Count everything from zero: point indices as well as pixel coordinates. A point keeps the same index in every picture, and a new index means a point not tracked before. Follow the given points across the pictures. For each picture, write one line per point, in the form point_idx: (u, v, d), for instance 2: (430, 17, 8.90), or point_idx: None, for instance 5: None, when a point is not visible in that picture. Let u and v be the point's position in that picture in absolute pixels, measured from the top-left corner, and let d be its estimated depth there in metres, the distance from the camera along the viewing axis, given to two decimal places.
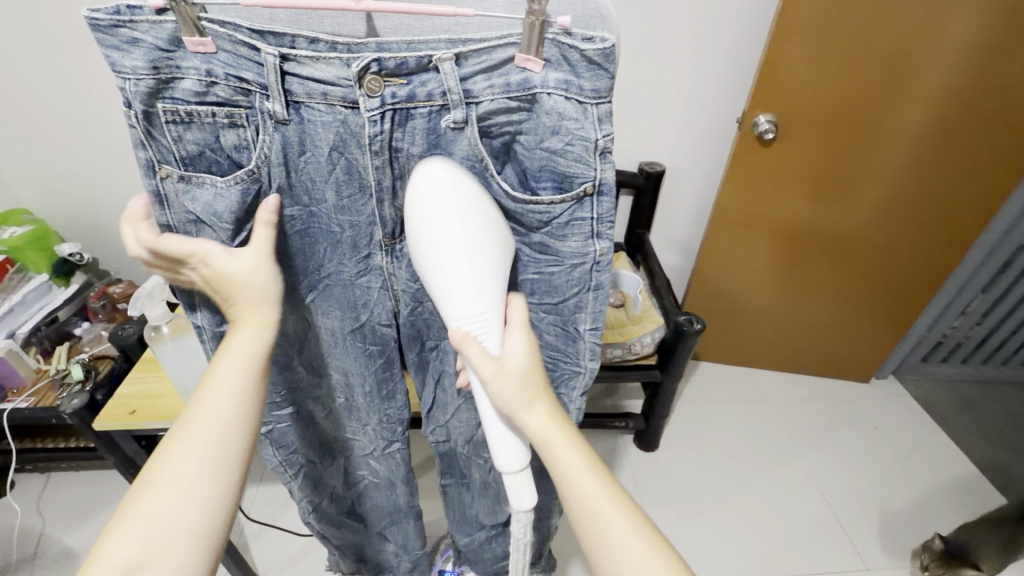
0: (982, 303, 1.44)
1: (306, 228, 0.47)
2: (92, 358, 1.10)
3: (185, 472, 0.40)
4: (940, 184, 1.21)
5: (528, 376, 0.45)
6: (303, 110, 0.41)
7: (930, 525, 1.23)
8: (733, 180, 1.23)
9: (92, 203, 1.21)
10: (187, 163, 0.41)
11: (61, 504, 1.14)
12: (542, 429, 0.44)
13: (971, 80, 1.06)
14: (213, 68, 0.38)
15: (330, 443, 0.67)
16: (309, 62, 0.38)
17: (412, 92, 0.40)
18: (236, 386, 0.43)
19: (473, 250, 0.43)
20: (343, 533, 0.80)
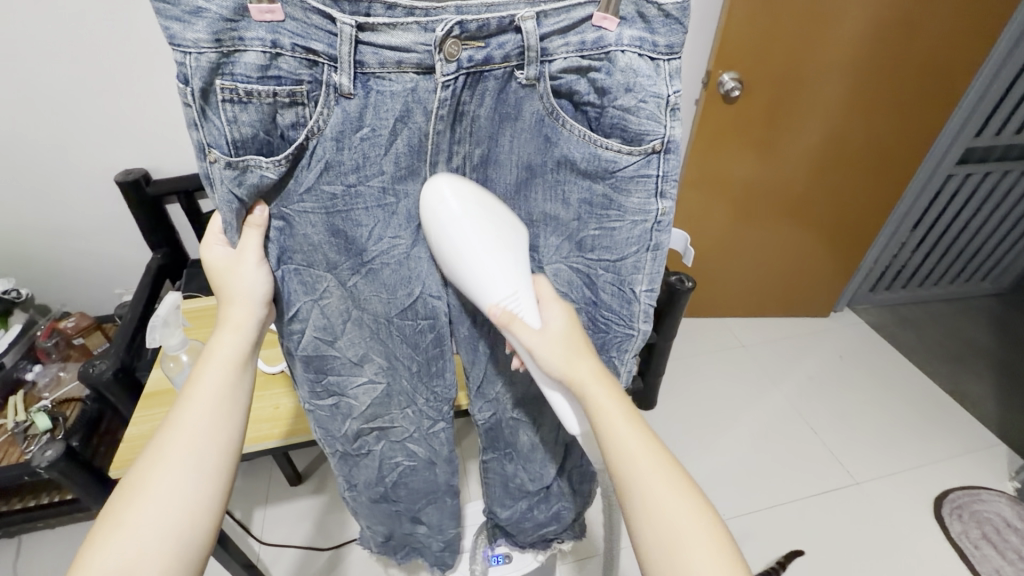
0: (919, 233, 1.62)
1: (349, 209, 0.42)
2: (55, 404, 1.00)
3: (167, 482, 0.40)
4: (883, 120, 1.30)
5: (569, 338, 0.46)
6: (372, 82, 0.36)
7: (903, 437, 1.36)
8: (702, 137, 1.27)
9: (22, 234, 1.07)
10: (237, 147, 0.35)
11: (44, 565, 1.04)
12: (585, 377, 0.45)
13: (904, 21, 1.14)
14: (279, 38, 0.33)
15: (363, 437, 0.61)
16: (385, 29, 0.35)
17: (489, 54, 0.38)
18: (215, 395, 0.43)
19: (490, 247, 0.42)
20: (376, 516, 0.73)
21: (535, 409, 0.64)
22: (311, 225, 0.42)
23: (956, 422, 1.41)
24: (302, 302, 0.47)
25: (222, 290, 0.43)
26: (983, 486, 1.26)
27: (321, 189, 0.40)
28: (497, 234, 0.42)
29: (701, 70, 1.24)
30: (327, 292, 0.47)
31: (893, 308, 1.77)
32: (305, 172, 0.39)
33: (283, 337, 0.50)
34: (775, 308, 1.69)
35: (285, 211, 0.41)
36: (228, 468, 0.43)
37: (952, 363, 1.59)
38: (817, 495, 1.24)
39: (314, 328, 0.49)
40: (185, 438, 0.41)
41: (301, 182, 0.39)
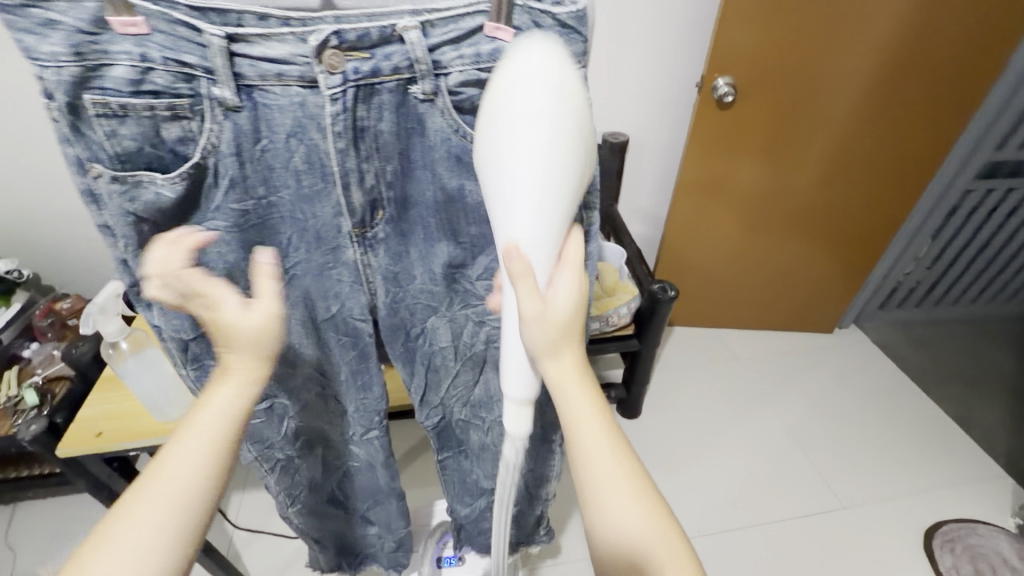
0: (933, 249, 1.55)
1: (263, 221, 0.43)
2: (46, 381, 1.04)
3: (134, 551, 0.34)
4: (892, 131, 1.24)
5: (569, 327, 0.40)
6: (257, 94, 0.37)
7: (898, 462, 1.30)
8: (696, 143, 1.24)
9: (25, 216, 1.11)
10: (123, 161, 0.36)
11: (33, 534, 1.09)
12: (563, 377, 0.41)
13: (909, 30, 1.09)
14: (148, 52, 0.34)
15: (304, 436, 0.63)
16: (259, 40, 0.35)
17: (376, 66, 0.38)
18: (204, 453, 0.37)
19: (534, 177, 0.36)
20: (324, 520, 0.75)
21: (480, 411, 0.64)
22: (226, 244, 0.42)
23: (959, 450, 1.34)
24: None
25: (224, 335, 0.38)
26: (982, 519, 1.19)
27: (231, 208, 0.41)
28: (547, 167, 0.36)
29: (698, 74, 1.21)
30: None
31: (903, 327, 1.70)
32: (214, 191, 0.40)
33: (203, 353, 0.49)
34: (777, 321, 1.64)
35: None
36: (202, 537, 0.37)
37: (962, 388, 1.52)
38: (800, 517, 1.19)
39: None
40: (163, 493, 0.36)
41: (208, 202, 0.40)
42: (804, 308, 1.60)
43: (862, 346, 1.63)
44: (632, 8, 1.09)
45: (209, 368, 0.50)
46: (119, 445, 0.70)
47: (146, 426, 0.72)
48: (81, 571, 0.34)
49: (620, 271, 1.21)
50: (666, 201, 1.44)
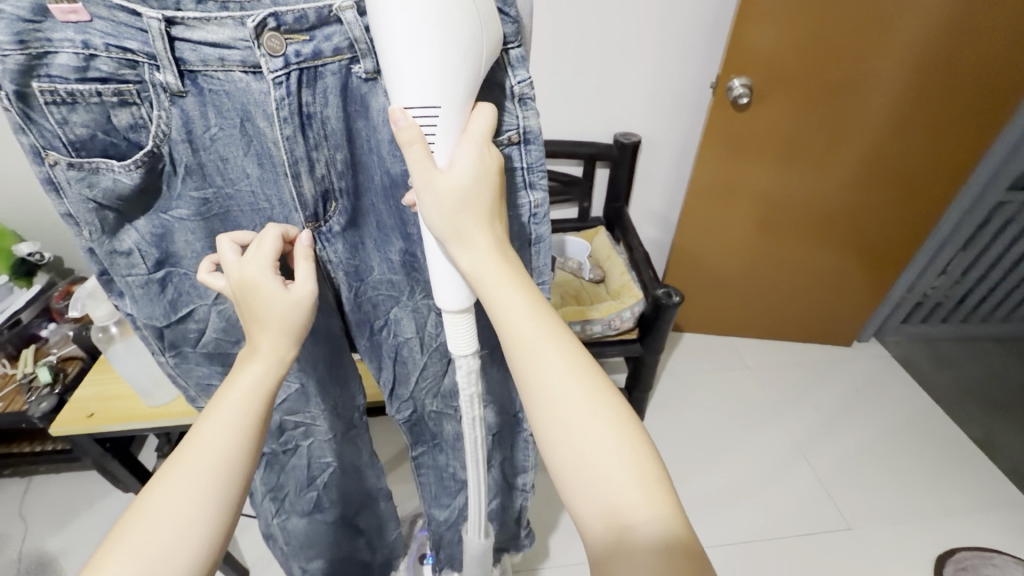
0: (961, 262, 1.48)
1: (225, 211, 0.45)
2: (59, 361, 1.03)
3: (176, 508, 0.37)
4: (916, 138, 1.18)
5: (468, 200, 0.39)
6: (200, 79, 0.38)
7: (910, 484, 1.25)
8: (709, 147, 1.21)
9: (45, 201, 1.15)
10: (77, 149, 0.37)
11: (43, 508, 1.13)
12: (475, 267, 0.40)
13: (937, 35, 1.03)
14: (90, 39, 0.34)
15: (288, 431, 0.63)
16: (199, 24, 0.36)
17: (317, 47, 0.38)
18: (237, 420, 0.41)
19: (426, 36, 0.34)
20: (315, 535, 0.75)
21: (450, 401, 0.66)
22: (191, 232, 0.44)
23: (977, 475, 1.27)
24: (198, 304, 0.49)
25: (259, 312, 0.42)
26: (998, 548, 1.13)
27: (190, 196, 0.42)
28: (439, 23, 0.34)
29: (712, 75, 1.18)
30: (222, 297, 0.49)
31: (927, 343, 1.63)
32: (174, 179, 0.41)
33: (179, 339, 0.50)
34: (786, 332, 1.59)
35: (164, 219, 0.43)
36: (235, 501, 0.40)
37: (985, 410, 1.44)
38: (802, 535, 1.15)
39: (213, 329, 0.51)
40: (199, 460, 0.39)
41: (172, 190, 0.42)
42: (819, 318, 1.54)
43: (879, 361, 1.56)
44: (643, 4, 1.07)
45: (188, 354, 0.52)
46: (107, 427, 0.72)
47: (139, 410, 0.74)
48: (126, 531, 0.36)
49: (625, 275, 1.19)
50: (677, 204, 1.41)
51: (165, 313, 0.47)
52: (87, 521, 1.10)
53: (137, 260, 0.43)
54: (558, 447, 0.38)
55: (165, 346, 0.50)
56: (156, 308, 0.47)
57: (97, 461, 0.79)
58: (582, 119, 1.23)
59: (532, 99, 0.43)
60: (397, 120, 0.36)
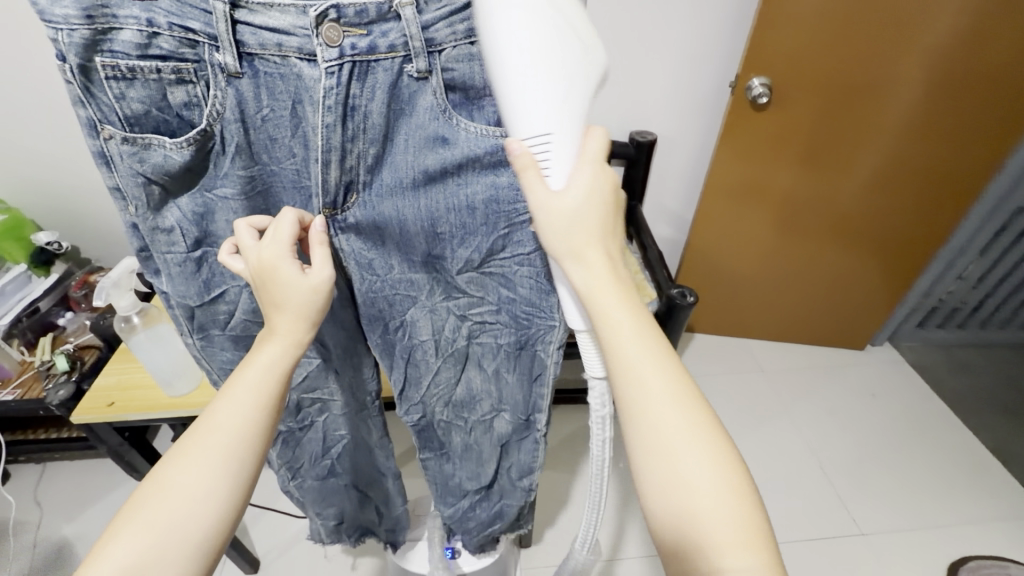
0: (980, 267, 1.46)
1: (268, 187, 0.45)
2: (76, 349, 1.04)
3: (194, 484, 0.39)
4: (935, 140, 1.16)
5: (581, 216, 0.41)
6: (257, 63, 0.38)
7: (924, 491, 1.24)
8: (726, 146, 1.20)
9: (64, 192, 1.16)
10: (132, 123, 0.37)
11: (59, 492, 1.14)
12: (591, 283, 0.42)
13: (966, 36, 1.01)
14: (155, 17, 0.35)
15: (305, 409, 0.64)
16: (261, 9, 0.37)
17: (373, 42, 0.39)
18: (250, 402, 0.42)
19: (543, 76, 0.37)
20: (328, 497, 0.76)
21: (462, 411, 0.66)
22: (232, 211, 0.44)
23: (992, 483, 1.26)
24: (230, 285, 0.48)
25: (275, 298, 0.43)
26: (1012, 558, 1.12)
27: (237, 175, 0.42)
28: (557, 60, 0.37)
29: (733, 74, 1.17)
30: None
31: (942, 349, 1.61)
32: (223, 159, 0.41)
33: (208, 322, 0.50)
34: (798, 336, 1.58)
35: (208, 197, 0.43)
36: (245, 481, 0.42)
37: (1001, 417, 1.43)
38: (813, 540, 1.15)
39: (243, 311, 0.51)
40: (213, 439, 0.41)
41: (219, 169, 0.42)
42: (832, 321, 1.53)
43: (893, 366, 1.55)
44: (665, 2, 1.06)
45: (215, 336, 0.52)
46: (129, 416, 0.73)
47: (158, 400, 0.74)
48: (147, 503, 0.39)
49: (639, 275, 1.17)
50: (693, 204, 1.40)
51: (199, 293, 0.47)
52: (102, 508, 1.12)
53: (177, 238, 0.43)
54: (654, 466, 0.40)
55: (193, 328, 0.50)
56: (191, 287, 0.47)
57: (114, 450, 0.80)
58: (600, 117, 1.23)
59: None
60: (516, 149, 0.40)
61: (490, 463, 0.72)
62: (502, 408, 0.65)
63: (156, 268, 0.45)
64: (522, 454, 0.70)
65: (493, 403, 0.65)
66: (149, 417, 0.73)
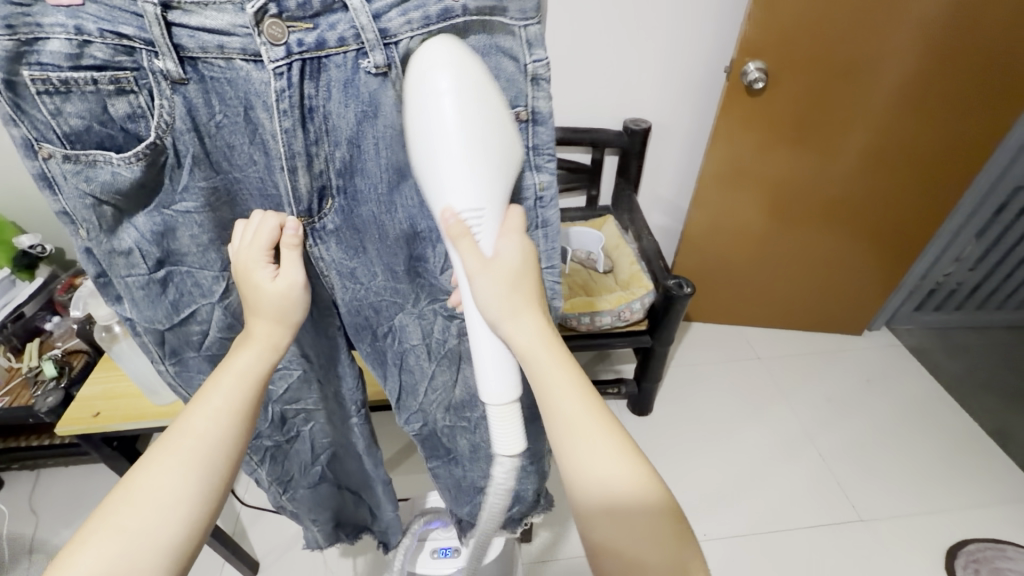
0: (976, 250, 1.46)
1: (233, 196, 0.43)
2: (65, 354, 1.01)
3: (166, 490, 0.38)
4: (927, 121, 1.14)
5: (518, 280, 0.42)
6: (201, 66, 0.36)
7: (922, 473, 1.24)
8: (722, 132, 1.17)
9: (42, 194, 1.12)
10: (72, 141, 0.35)
11: (54, 500, 1.13)
12: (529, 345, 0.42)
13: (958, 16, 0.99)
14: (83, 24, 0.32)
15: (290, 421, 0.63)
16: (197, 9, 0.34)
17: (321, 37, 0.36)
18: (226, 406, 0.42)
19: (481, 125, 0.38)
20: (322, 504, 0.76)
21: (462, 412, 0.65)
22: (196, 225, 0.42)
23: (989, 466, 1.26)
24: (200, 304, 0.47)
25: (252, 300, 0.43)
26: (1009, 538, 1.13)
27: (199, 186, 0.41)
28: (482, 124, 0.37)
29: (726, 59, 1.14)
30: (227, 292, 0.47)
31: (938, 331, 1.61)
32: (179, 172, 0.39)
33: (181, 344, 0.49)
34: (789, 319, 1.57)
35: (166, 214, 0.41)
36: (222, 486, 0.41)
37: (997, 399, 1.43)
38: (813, 527, 1.15)
39: (217, 328, 0.49)
40: (187, 443, 0.40)
41: (176, 182, 0.40)
42: (829, 308, 1.53)
43: (890, 350, 1.55)
44: None
45: (190, 358, 0.50)
46: (117, 426, 0.71)
47: (146, 409, 0.73)
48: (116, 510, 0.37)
49: (636, 265, 1.15)
50: (688, 192, 1.39)
51: (168, 316, 0.46)
52: None
53: (137, 260, 0.42)
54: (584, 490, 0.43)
55: (166, 354, 0.49)
56: (158, 311, 0.45)
57: (105, 459, 0.78)
58: (592, 106, 1.20)
59: (546, 79, 0.42)
60: (450, 217, 0.40)
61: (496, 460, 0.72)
62: None
63: (120, 295, 0.43)
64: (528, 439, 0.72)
65: None
66: (138, 426, 0.71)
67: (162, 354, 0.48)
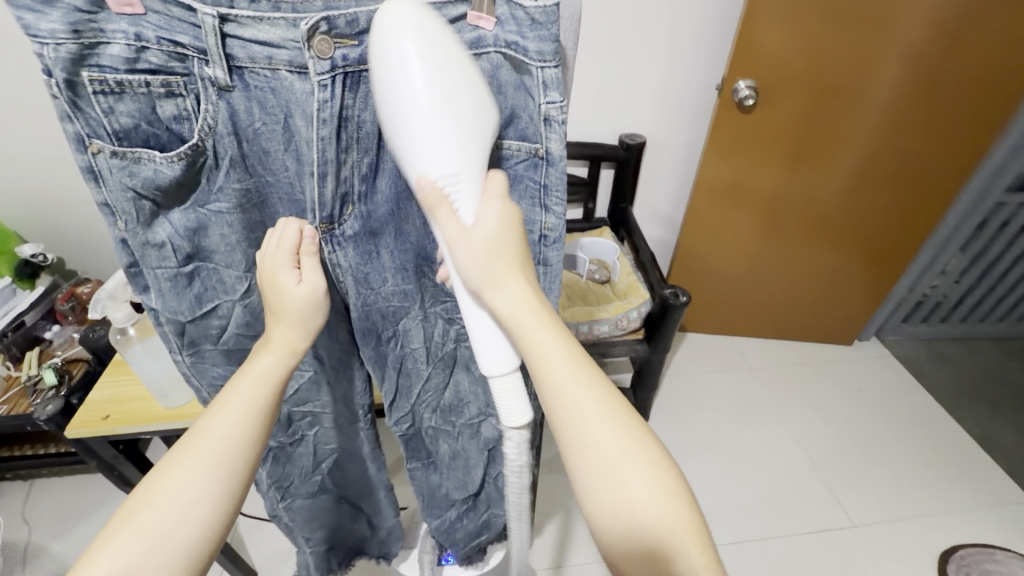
0: (960, 263, 1.51)
1: (263, 200, 0.46)
2: (64, 362, 1.00)
3: (186, 494, 0.39)
4: (913, 135, 1.18)
5: (496, 246, 0.40)
6: (246, 76, 0.39)
7: (912, 481, 1.26)
8: (714, 148, 1.21)
9: (47, 204, 1.13)
10: (120, 138, 0.37)
11: (46, 511, 1.12)
12: (514, 309, 0.40)
13: (938, 40, 1.05)
14: (143, 31, 0.35)
15: (296, 423, 0.64)
16: (251, 22, 0.37)
17: (364, 54, 0.39)
18: (246, 412, 0.43)
19: (451, 109, 0.36)
20: (317, 519, 0.77)
21: (450, 416, 0.68)
22: (227, 224, 0.44)
23: (978, 474, 1.29)
24: (222, 300, 0.48)
25: (274, 303, 0.44)
26: (1000, 545, 1.14)
27: (232, 188, 0.43)
28: (456, 98, 0.36)
29: (719, 78, 1.19)
30: (248, 292, 0.49)
31: (925, 342, 1.65)
32: (216, 173, 0.42)
33: (200, 337, 0.50)
34: (779, 329, 1.60)
35: (201, 213, 0.43)
36: (236, 493, 0.42)
37: (984, 409, 1.46)
38: (807, 534, 1.16)
39: (236, 324, 0.50)
40: (206, 447, 0.41)
41: (212, 183, 0.42)
42: (817, 318, 1.56)
43: (879, 361, 1.58)
44: (648, 6, 1.07)
45: (207, 351, 0.51)
46: (126, 429, 0.72)
47: (152, 412, 0.73)
48: (139, 509, 0.38)
49: (632, 274, 1.19)
50: (681, 207, 1.42)
51: (191, 308, 0.47)
52: (92, 524, 1.09)
53: (168, 254, 0.43)
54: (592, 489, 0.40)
55: (185, 345, 0.50)
56: (182, 304, 0.46)
57: (108, 464, 0.78)
58: (589, 121, 1.24)
59: (559, 121, 0.45)
60: (426, 185, 0.38)
61: (478, 470, 0.74)
62: (489, 411, 0.68)
63: (146, 287, 0.44)
64: (506, 461, 0.74)
65: (481, 406, 0.67)
66: (143, 429, 0.72)
67: (180, 345, 0.49)
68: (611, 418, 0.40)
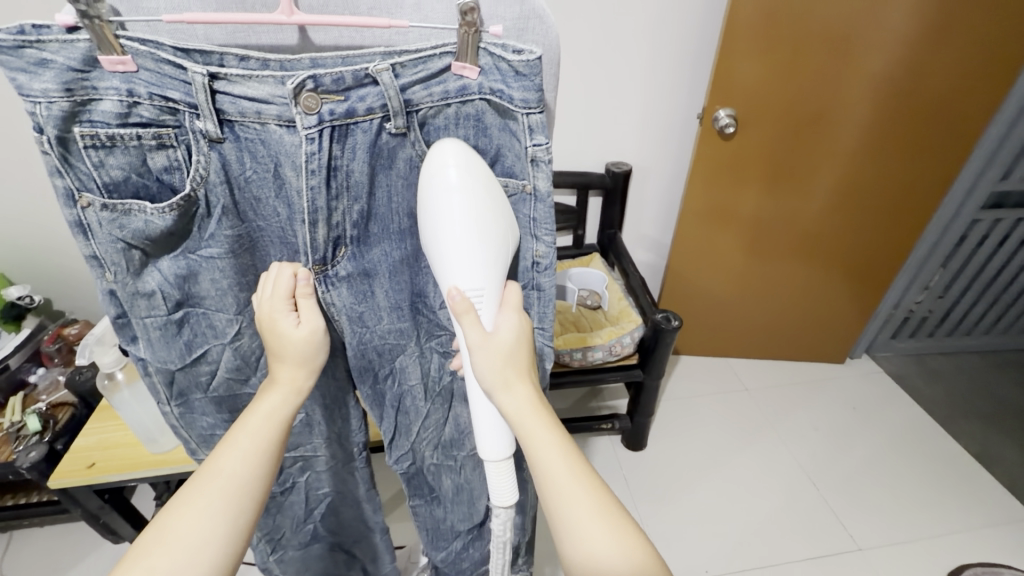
0: (943, 279, 1.54)
1: (254, 243, 0.46)
2: (49, 407, 0.97)
3: (194, 533, 0.38)
4: (891, 155, 1.22)
5: (512, 358, 0.46)
6: (237, 128, 0.40)
7: (912, 500, 1.25)
8: (698, 175, 1.24)
9: (36, 245, 1.13)
10: (111, 190, 0.38)
11: (28, 562, 1.08)
12: (521, 410, 0.45)
13: (907, 67, 1.09)
14: (135, 88, 0.36)
15: (287, 470, 0.63)
16: (241, 79, 0.37)
17: (352, 107, 0.40)
18: (253, 450, 0.42)
19: (477, 234, 0.43)
20: (311, 566, 0.75)
21: (451, 451, 0.66)
22: (218, 270, 0.44)
23: (978, 491, 1.28)
24: (212, 345, 0.48)
25: (275, 347, 0.44)
26: (1005, 564, 1.13)
27: (224, 235, 0.43)
28: (481, 224, 0.43)
29: (699, 108, 1.23)
30: (239, 335, 0.49)
31: (915, 358, 1.66)
32: (207, 221, 0.42)
33: (190, 385, 0.49)
34: (772, 350, 1.61)
35: (191, 259, 0.43)
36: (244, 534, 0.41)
37: (978, 424, 1.46)
38: (811, 560, 1.14)
39: (226, 369, 0.50)
40: (216, 485, 0.40)
41: (203, 231, 0.42)
42: (809, 338, 1.57)
43: (872, 378, 1.59)
44: (628, 43, 1.11)
45: (196, 401, 0.51)
46: (110, 477, 0.70)
47: (137, 459, 0.72)
48: (149, 552, 0.38)
49: (623, 301, 1.20)
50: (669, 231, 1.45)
51: (181, 356, 0.47)
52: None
53: (158, 302, 0.43)
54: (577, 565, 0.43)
55: (173, 394, 0.50)
56: (172, 352, 0.46)
57: (92, 513, 0.77)
58: (576, 151, 1.27)
59: (545, 162, 0.45)
60: (454, 296, 0.44)
61: (481, 502, 0.72)
62: None
63: (134, 335, 0.45)
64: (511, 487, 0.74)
65: None
66: (129, 477, 0.70)
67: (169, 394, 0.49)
68: (597, 503, 0.44)
